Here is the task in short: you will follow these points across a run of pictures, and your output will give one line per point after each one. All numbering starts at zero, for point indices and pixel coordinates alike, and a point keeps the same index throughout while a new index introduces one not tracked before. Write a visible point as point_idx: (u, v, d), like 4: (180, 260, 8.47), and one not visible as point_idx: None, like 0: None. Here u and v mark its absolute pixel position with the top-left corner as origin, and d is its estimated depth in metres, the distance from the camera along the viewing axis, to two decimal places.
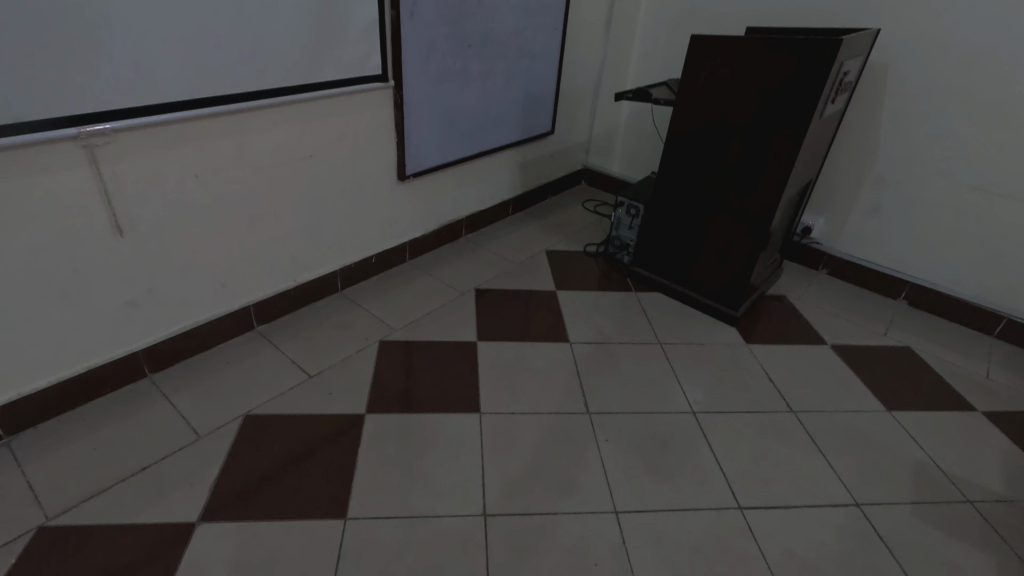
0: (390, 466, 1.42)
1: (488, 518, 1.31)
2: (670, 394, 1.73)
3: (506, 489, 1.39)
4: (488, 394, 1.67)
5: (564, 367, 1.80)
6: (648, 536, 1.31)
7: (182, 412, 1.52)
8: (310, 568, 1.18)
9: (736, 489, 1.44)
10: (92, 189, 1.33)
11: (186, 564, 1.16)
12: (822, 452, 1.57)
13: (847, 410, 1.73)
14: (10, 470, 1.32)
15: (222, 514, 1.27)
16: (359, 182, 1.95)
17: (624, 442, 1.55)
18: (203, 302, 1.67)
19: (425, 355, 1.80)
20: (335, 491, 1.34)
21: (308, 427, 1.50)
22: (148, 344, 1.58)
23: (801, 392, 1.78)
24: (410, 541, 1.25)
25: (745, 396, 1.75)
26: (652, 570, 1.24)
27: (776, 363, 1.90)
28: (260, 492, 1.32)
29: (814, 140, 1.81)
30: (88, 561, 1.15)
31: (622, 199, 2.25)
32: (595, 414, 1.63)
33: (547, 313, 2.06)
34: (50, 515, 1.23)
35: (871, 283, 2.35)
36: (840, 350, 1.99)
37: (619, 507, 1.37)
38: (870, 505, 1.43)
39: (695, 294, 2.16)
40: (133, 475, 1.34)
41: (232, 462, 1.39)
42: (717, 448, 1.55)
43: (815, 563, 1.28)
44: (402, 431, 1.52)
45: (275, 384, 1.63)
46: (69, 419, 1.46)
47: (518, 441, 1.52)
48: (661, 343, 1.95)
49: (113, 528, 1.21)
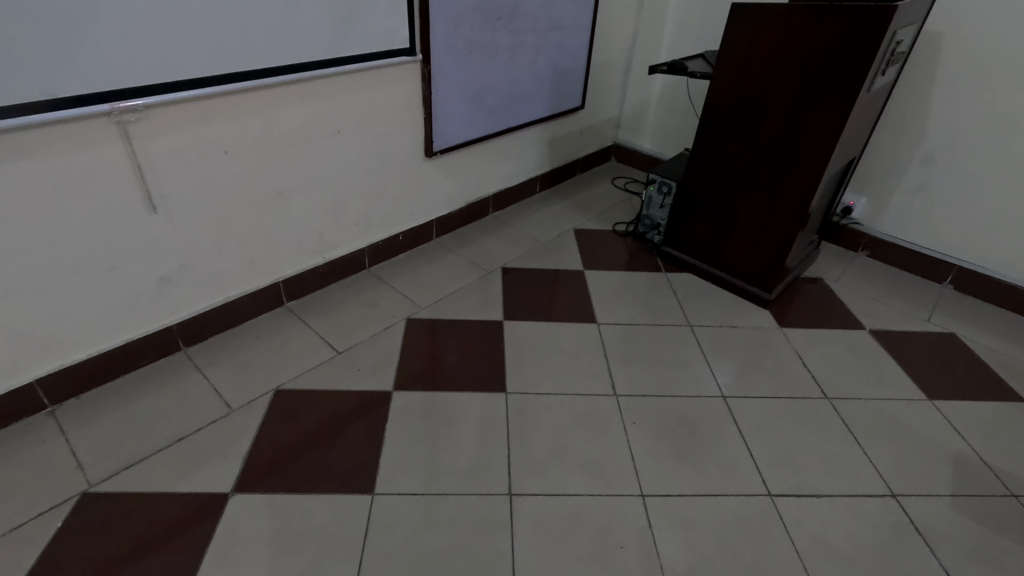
0: (416, 444, 1.43)
1: (514, 498, 1.32)
2: (700, 378, 1.70)
3: (531, 469, 1.39)
4: (514, 373, 1.66)
5: (591, 348, 1.78)
6: (674, 520, 1.29)
7: (215, 385, 1.55)
8: (339, 541, 1.21)
9: (767, 476, 1.41)
10: (126, 165, 1.35)
11: (220, 533, 1.20)
12: (858, 440, 1.53)
13: (886, 397, 1.67)
14: (55, 438, 1.37)
15: (254, 486, 1.30)
16: (386, 159, 1.94)
17: (652, 425, 1.53)
18: (234, 278, 1.70)
19: (451, 333, 1.80)
20: (363, 467, 1.36)
21: (336, 403, 1.52)
22: (181, 319, 1.62)
23: (836, 378, 1.73)
24: (437, 518, 1.26)
25: (777, 382, 1.70)
26: (679, 555, 1.23)
27: (811, 347, 1.85)
28: (290, 466, 1.35)
29: (860, 114, 1.72)
30: (129, 527, 1.20)
31: (653, 176, 2.19)
32: (622, 396, 1.61)
33: (574, 293, 2.03)
34: (93, 481, 1.28)
35: (914, 266, 2.25)
36: (880, 336, 1.92)
37: (645, 491, 1.35)
38: (907, 496, 1.38)
39: (727, 275, 2.10)
40: (170, 446, 1.37)
41: (263, 435, 1.42)
42: (747, 434, 1.52)
43: (847, 553, 1.25)
44: (428, 408, 1.53)
45: (304, 360, 1.66)
46: (108, 390, 1.51)
47: (545, 421, 1.52)
48: (692, 326, 1.91)
49: (152, 496, 1.26)
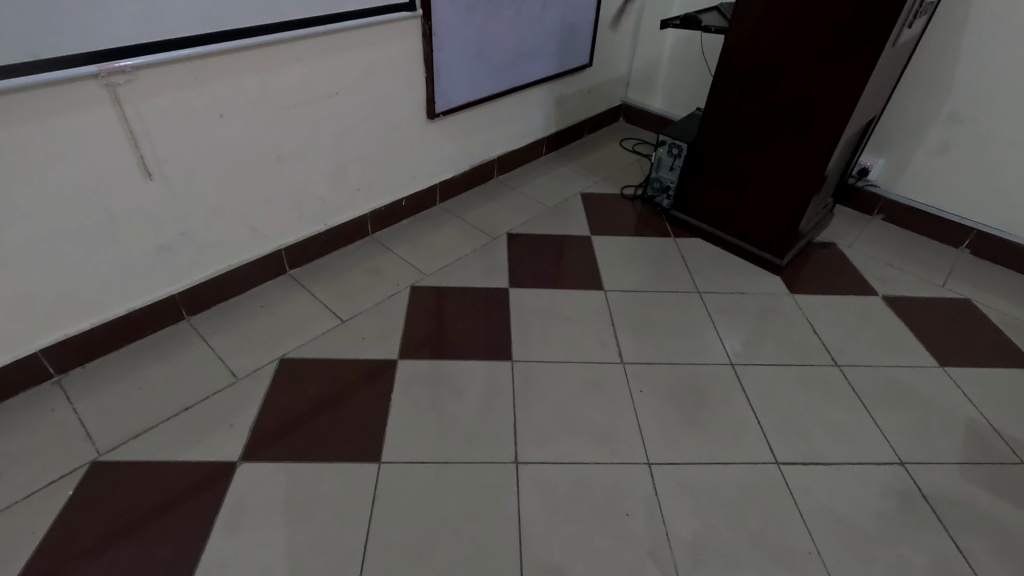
0: (422, 412, 1.43)
1: (521, 466, 1.32)
2: (709, 345, 1.68)
3: (538, 437, 1.38)
4: (520, 340, 1.65)
5: (598, 315, 1.76)
6: (681, 488, 1.30)
7: (220, 354, 1.54)
8: (347, 508, 1.22)
9: (774, 443, 1.41)
10: (118, 131, 1.30)
11: (230, 500, 1.21)
12: (867, 408, 1.51)
13: (897, 364, 1.65)
14: (63, 407, 1.38)
15: (262, 454, 1.31)
16: (387, 121, 1.87)
17: (659, 393, 1.52)
18: (236, 245, 1.67)
19: (457, 300, 1.78)
20: (369, 435, 1.36)
21: (342, 372, 1.52)
22: (184, 287, 1.60)
23: (847, 345, 1.70)
24: (444, 486, 1.27)
25: (787, 348, 1.68)
26: (686, 523, 1.23)
27: (821, 313, 1.82)
28: (297, 434, 1.35)
29: (884, 70, 1.64)
30: (138, 495, 1.21)
31: (664, 137, 2.10)
32: (629, 364, 1.60)
33: (580, 259, 1.99)
34: (102, 450, 1.29)
35: (932, 231, 2.19)
36: (893, 302, 1.88)
37: (652, 459, 1.35)
38: (916, 464, 1.38)
39: (737, 240, 2.05)
40: (177, 415, 1.38)
41: (269, 403, 1.42)
42: (756, 401, 1.51)
43: (854, 521, 1.25)
44: (434, 377, 1.52)
45: (309, 328, 1.64)
46: (113, 359, 1.51)
47: (551, 389, 1.51)
48: (701, 292, 1.88)
49: (161, 465, 1.27)
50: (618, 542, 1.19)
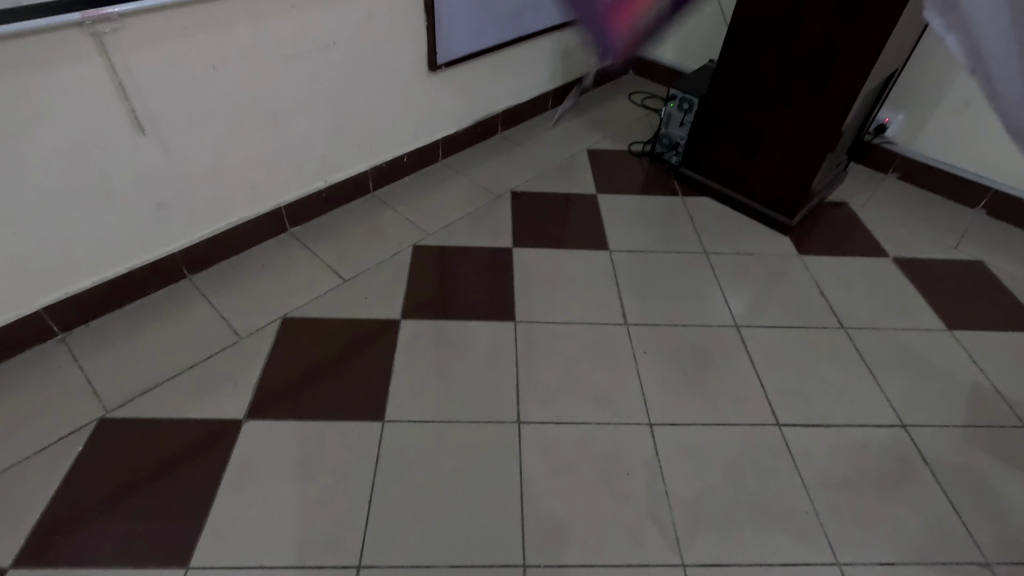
0: (425, 371, 1.43)
1: (522, 426, 1.33)
2: (714, 307, 1.66)
3: (540, 398, 1.39)
4: (523, 301, 1.64)
5: (603, 275, 1.74)
6: (681, 448, 1.31)
7: (222, 313, 1.54)
8: (351, 466, 1.24)
9: (776, 405, 1.41)
10: (107, 84, 1.26)
11: (236, 457, 1.23)
12: (871, 371, 1.51)
13: (904, 327, 1.63)
14: (68, 365, 1.39)
15: (267, 412, 1.32)
16: (386, 73, 1.80)
17: (662, 355, 1.51)
18: (234, 203, 1.64)
19: (459, 260, 1.76)
20: (372, 395, 1.37)
21: (345, 331, 1.51)
22: (184, 246, 1.58)
23: (855, 308, 1.68)
24: (446, 444, 1.28)
25: (793, 311, 1.66)
26: (685, 482, 1.25)
27: (829, 275, 1.79)
28: (300, 393, 1.36)
29: (910, 19, 1.55)
30: (147, 452, 1.23)
31: (674, 90, 2.02)
32: (633, 326, 1.59)
33: (585, 219, 1.96)
34: (109, 407, 1.31)
35: (948, 190, 2.13)
36: (904, 264, 1.85)
37: (653, 420, 1.36)
38: (917, 427, 1.38)
39: (747, 200, 2.00)
40: (181, 373, 1.39)
41: (273, 363, 1.43)
42: (759, 364, 1.51)
43: (852, 482, 1.27)
44: (437, 337, 1.52)
45: (310, 287, 1.63)
46: (115, 317, 1.51)
47: (554, 350, 1.50)
48: (707, 253, 1.85)
49: (168, 422, 1.29)
50: (618, 501, 1.21)
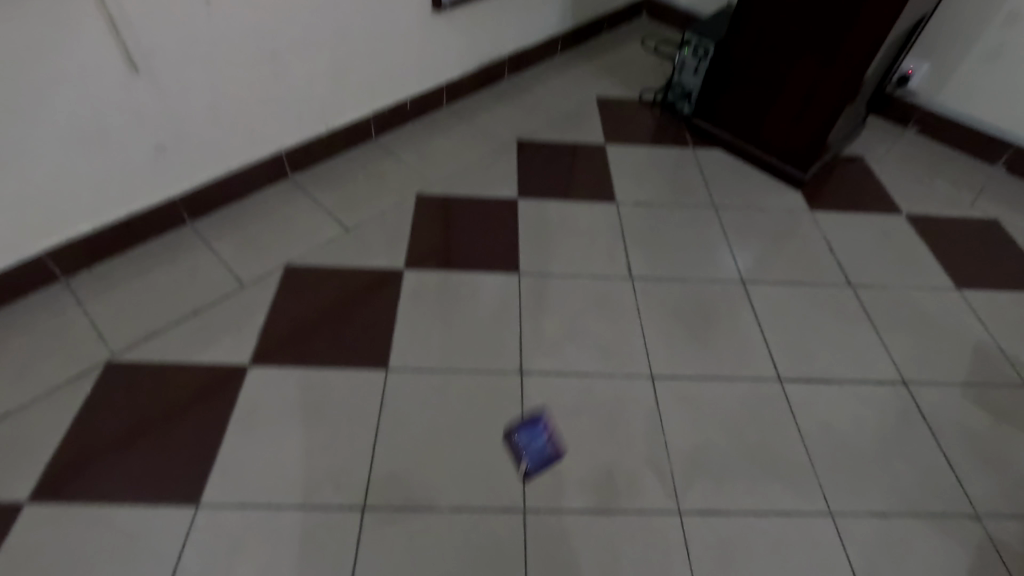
0: (428, 321, 1.43)
1: (525, 376, 1.34)
2: (720, 262, 1.64)
3: (542, 349, 1.39)
4: (527, 252, 1.62)
5: (608, 228, 1.71)
6: (682, 401, 1.32)
7: (224, 260, 1.53)
8: (355, 412, 1.25)
9: (778, 360, 1.42)
10: (96, 17, 1.20)
11: (242, 402, 1.25)
12: (875, 328, 1.50)
13: (912, 286, 1.62)
14: (73, 308, 1.39)
15: (271, 359, 1.33)
16: (389, 12, 1.72)
17: (666, 309, 1.50)
18: (233, 147, 1.60)
19: (463, 210, 1.73)
20: (376, 343, 1.38)
21: (348, 280, 1.51)
22: (183, 191, 1.56)
23: (863, 265, 1.66)
24: (449, 393, 1.30)
25: (801, 267, 1.64)
26: (684, 434, 1.26)
27: (839, 232, 1.76)
28: (305, 341, 1.37)
29: None
30: (154, 395, 1.25)
31: (689, 35, 1.93)
32: (638, 279, 1.57)
33: (593, 170, 1.91)
34: (116, 351, 1.32)
35: (968, 146, 2.06)
36: (916, 221, 1.81)
37: (655, 373, 1.37)
38: (918, 384, 1.39)
39: (760, 152, 1.95)
40: (185, 319, 1.39)
41: (276, 310, 1.43)
42: (763, 319, 1.50)
43: (849, 436, 1.29)
44: (440, 288, 1.51)
45: (313, 235, 1.62)
46: (118, 262, 1.50)
47: (558, 303, 1.50)
48: (716, 207, 1.81)
49: (174, 367, 1.30)
50: (618, 450, 1.23)
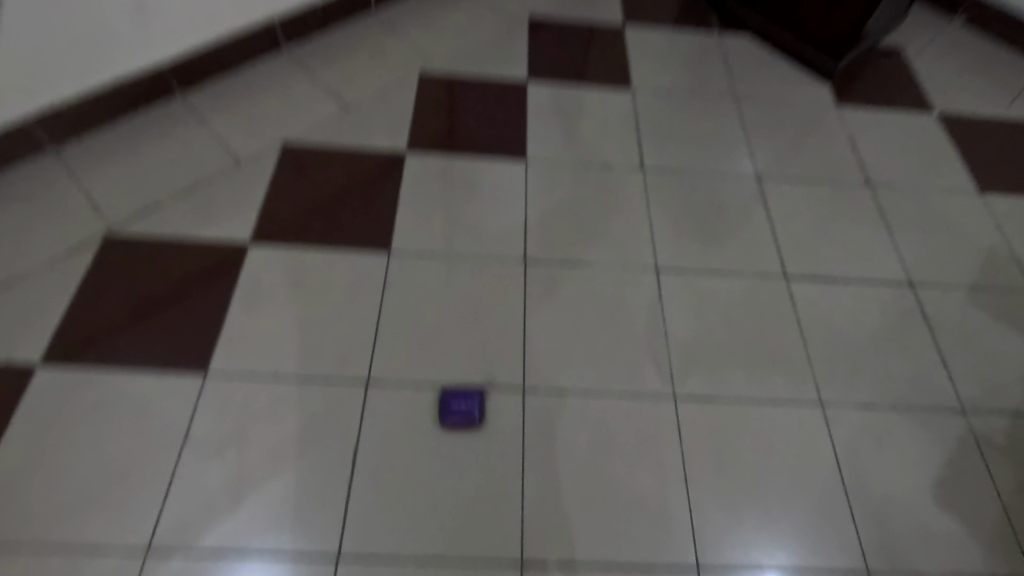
0: (431, 206, 1.40)
1: (528, 264, 1.33)
2: (737, 157, 1.57)
3: (547, 238, 1.37)
4: (536, 140, 1.55)
5: (622, 117, 1.62)
6: (685, 293, 1.32)
7: (219, 135, 1.47)
8: (358, 291, 1.26)
9: (786, 257, 1.40)
10: None
11: (245, 278, 1.25)
12: (889, 229, 1.47)
13: (933, 187, 1.56)
14: (66, 180, 1.35)
15: (273, 237, 1.31)
16: None
17: (675, 202, 1.46)
18: (221, 10, 1.48)
19: (470, 92, 1.63)
20: (378, 226, 1.35)
21: (349, 161, 1.45)
22: (170, 57, 1.46)
23: (885, 164, 1.59)
24: (452, 277, 1.29)
25: (819, 164, 1.58)
26: (685, 324, 1.27)
27: (865, 129, 1.67)
28: (306, 221, 1.34)
29: None
30: (157, 270, 1.25)
31: None
32: (649, 171, 1.52)
33: (609, 53, 1.78)
34: (114, 224, 1.30)
35: (1018, 41, 1.90)
36: (948, 120, 1.71)
37: (660, 266, 1.35)
38: (924, 285, 1.38)
39: (790, 39, 1.81)
40: (182, 195, 1.36)
41: (276, 189, 1.39)
42: (775, 217, 1.46)
43: (848, 332, 1.30)
44: (444, 172, 1.46)
45: (311, 112, 1.54)
46: (108, 134, 1.44)
47: (565, 192, 1.45)
48: (738, 98, 1.71)
49: (175, 242, 1.29)
50: (618, 337, 1.24)
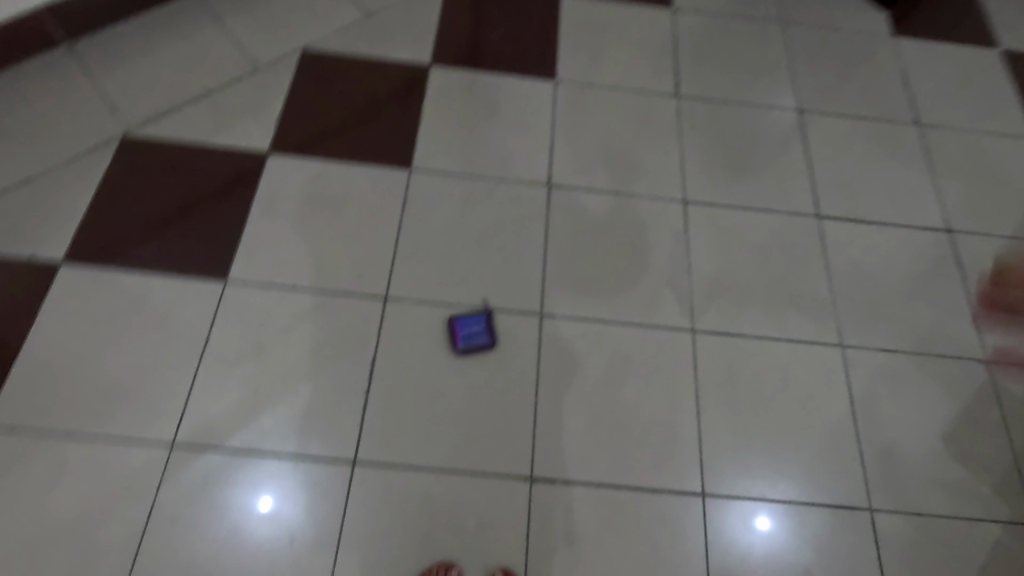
0: (454, 124, 1.35)
1: (552, 189, 1.29)
2: (779, 87, 1.48)
3: (573, 163, 1.32)
4: (566, 59, 1.47)
5: (659, 38, 1.52)
6: (711, 227, 1.28)
7: (236, 37, 1.40)
8: (377, 208, 1.23)
9: (820, 195, 1.34)
10: None
11: (264, 189, 1.23)
12: (932, 172, 1.39)
13: (986, 130, 1.47)
14: (80, 77, 1.31)
15: (291, 148, 1.28)
16: None
17: (709, 133, 1.39)
18: None
19: (499, 3, 1.53)
20: (399, 142, 1.31)
21: (370, 72, 1.39)
22: None
23: (937, 103, 1.50)
24: (473, 198, 1.26)
25: (866, 99, 1.48)
26: (709, 259, 1.24)
27: (920, 64, 1.55)
28: (325, 133, 1.31)
29: None
30: (175, 175, 1.23)
31: None
32: (684, 98, 1.44)
33: None
34: (131, 126, 1.27)
35: None
36: (1012, 58, 1.59)
37: (687, 197, 1.31)
38: (962, 233, 1.32)
39: None
40: (199, 99, 1.32)
41: (294, 98, 1.34)
42: (813, 153, 1.39)
43: (877, 276, 1.26)
44: (469, 89, 1.40)
45: (331, 18, 1.46)
46: (121, 30, 1.38)
47: (594, 116, 1.39)
48: (786, 23, 1.59)
49: (192, 148, 1.26)
50: (639, 268, 1.22)
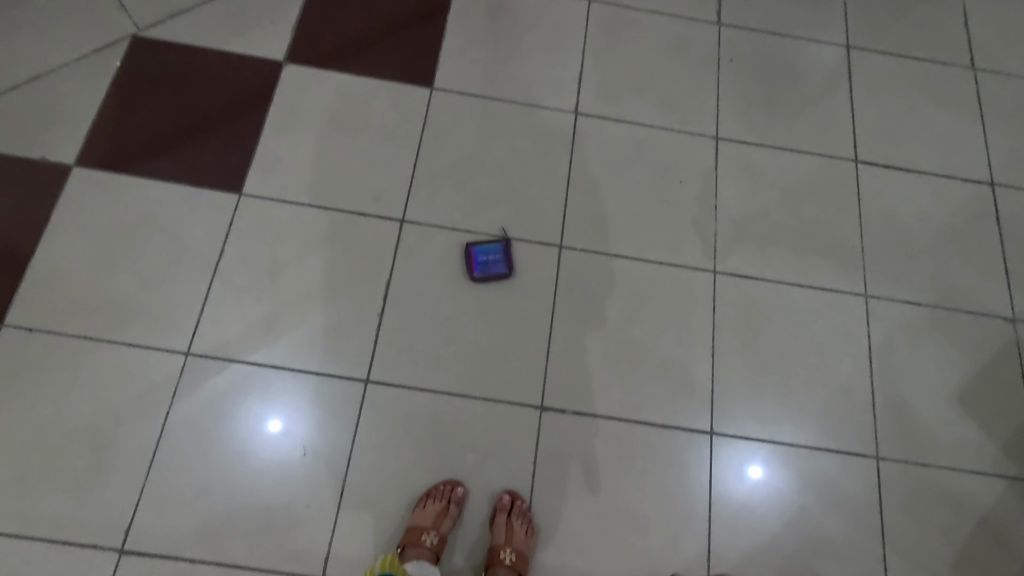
0: (479, 43, 1.27)
1: (578, 118, 1.23)
2: (827, 21, 1.38)
3: (602, 91, 1.26)
4: None
5: None
6: (743, 167, 1.22)
7: None
8: (396, 127, 1.19)
9: (860, 140, 1.27)
10: None
11: (279, 101, 1.18)
12: (982, 121, 1.31)
13: None
14: None
15: (308, 59, 1.22)
16: None
17: (749, 66, 1.31)
18: None
19: None
20: (420, 59, 1.24)
21: None
22: None
23: (997, 47, 1.39)
24: (495, 123, 1.21)
25: (920, 38, 1.38)
26: (737, 200, 1.20)
27: (983, 2, 1.44)
28: (343, 45, 1.24)
29: None
30: (186, 81, 1.18)
31: None
32: (725, 27, 1.35)
33: None
34: (141, 26, 1.22)
35: None
36: None
37: (720, 135, 1.24)
38: (1006, 188, 1.26)
39: None
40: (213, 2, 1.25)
41: (312, 5, 1.27)
42: (857, 94, 1.31)
43: (910, 228, 1.21)
44: (496, 5, 1.31)
45: None
46: None
47: (628, 42, 1.31)
48: None
49: (204, 53, 1.21)
50: (664, 205, 1.18)
